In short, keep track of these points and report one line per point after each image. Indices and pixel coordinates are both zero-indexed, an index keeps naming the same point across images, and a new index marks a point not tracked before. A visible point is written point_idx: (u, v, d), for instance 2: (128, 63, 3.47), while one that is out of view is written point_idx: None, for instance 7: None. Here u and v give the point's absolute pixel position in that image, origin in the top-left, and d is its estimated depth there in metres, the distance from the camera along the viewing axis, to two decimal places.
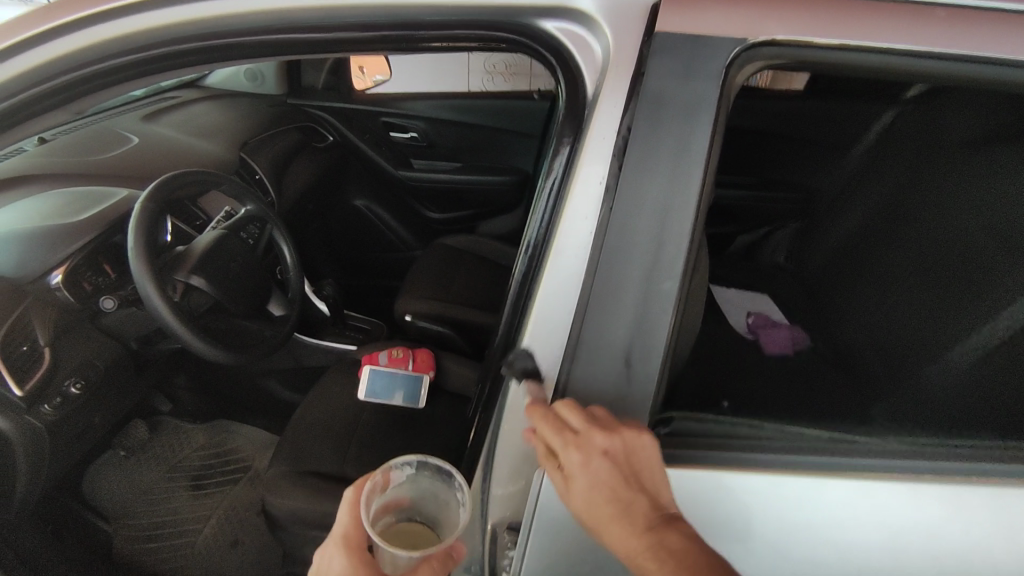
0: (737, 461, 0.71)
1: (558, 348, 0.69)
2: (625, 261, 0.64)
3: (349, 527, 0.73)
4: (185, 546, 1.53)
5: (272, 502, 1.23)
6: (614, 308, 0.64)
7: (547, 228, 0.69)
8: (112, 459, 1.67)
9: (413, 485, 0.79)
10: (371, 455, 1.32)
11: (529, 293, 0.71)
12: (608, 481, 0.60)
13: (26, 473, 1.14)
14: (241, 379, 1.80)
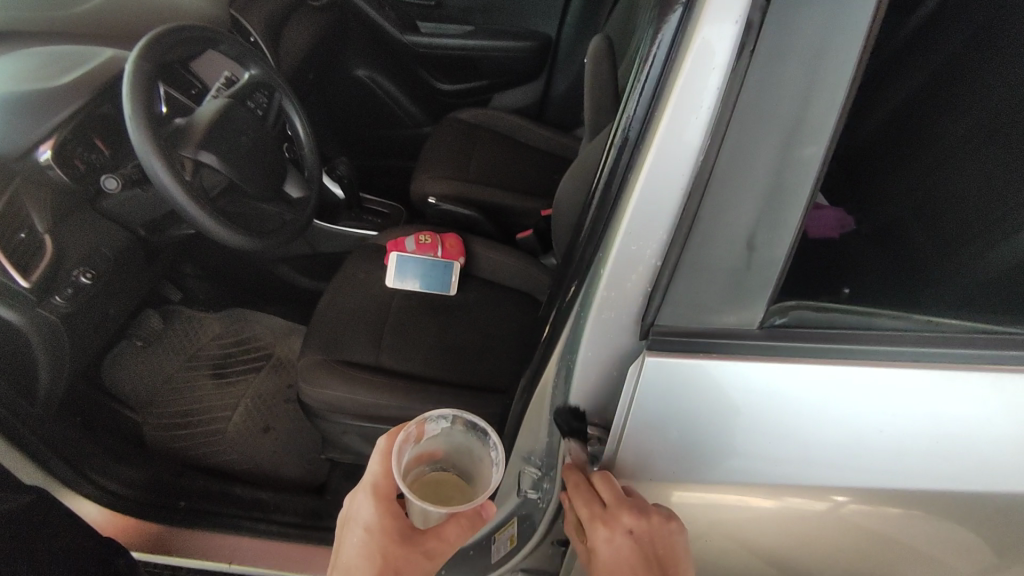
0: (848, 356, 0.64)
1: (658, 247, 0.58)
2: (756, 132, 0.52)
3: (379, 476, 0.74)
4: (216, 433, 1.52)
5: (308, 391, 1.19)
6: (737, 186, 0.54)
7: (651, 100, 0.54)
8: (128, 348, 1.59)
9: (446, 438, 0.79)
10: (407, 342, 1.28)
11: (623, 186, 0.58)
12: (628, 564, 0.63)
13: (48, 365, 1.07)
14: (253, 267, 1.71)
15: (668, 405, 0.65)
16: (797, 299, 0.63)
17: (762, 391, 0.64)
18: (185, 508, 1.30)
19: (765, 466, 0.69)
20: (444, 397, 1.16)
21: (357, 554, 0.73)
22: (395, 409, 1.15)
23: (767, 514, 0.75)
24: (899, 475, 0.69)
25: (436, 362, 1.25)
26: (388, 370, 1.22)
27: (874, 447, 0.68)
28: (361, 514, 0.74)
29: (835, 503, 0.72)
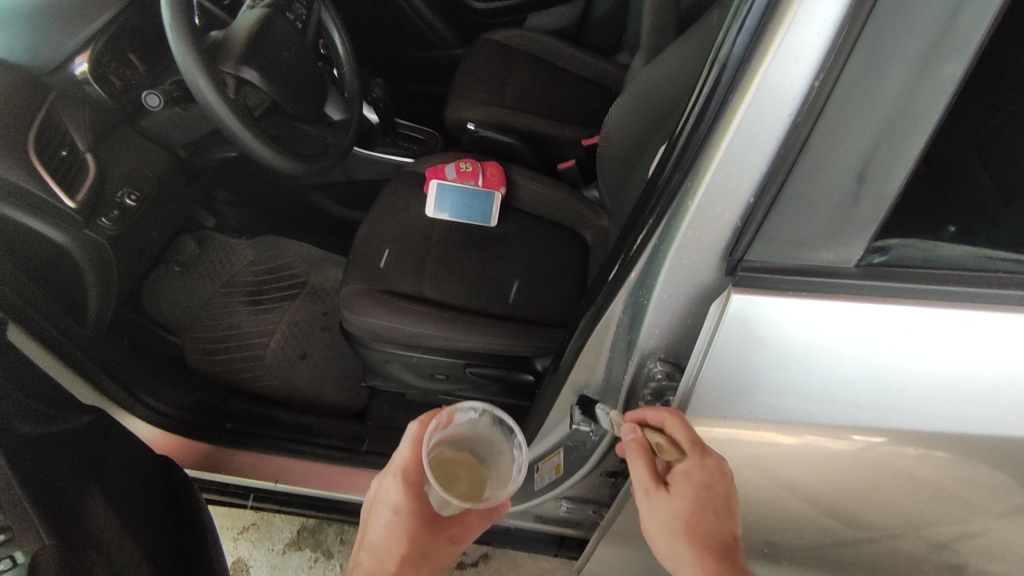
0: (913, 295, 0.60)
1: (749, 189, 0.55)
2: (883, 64, 0.47)
3: (410, 462, 0.78)
4: (255, 359, 1.53)
5: (353, 320, 1.18)
6: (851, 121, 0.50)
7: (770, 2, 0.46)
8: (166, 274, 1.60)
9: (470, 427, 0.83)
10: (449, 273, 1.26)
11: (713, 124, 0.53)
12: (711, 494, 0.69)
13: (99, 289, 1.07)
14: (286, 193, 1.67)
15: (741, 344, 0.63)
16: (905, 238, 0.59)
17: (839, 334, 0.62)
18: (231, 430, 1.33)
19: (824, 406, 0.68)
20: (488, 328, 1.15)
21: (386, 534, 0.77)
22: (440, 339, 1.15)
23: (795, 452, 0.75)
24: (930, 417, 0.68)
25: (479, 293, 1.24)
26: (430, 301, 1.21)
27: (902, 391, 0.66)
28: (391, 496, 0.78)
29: (862, 443, 0.72)
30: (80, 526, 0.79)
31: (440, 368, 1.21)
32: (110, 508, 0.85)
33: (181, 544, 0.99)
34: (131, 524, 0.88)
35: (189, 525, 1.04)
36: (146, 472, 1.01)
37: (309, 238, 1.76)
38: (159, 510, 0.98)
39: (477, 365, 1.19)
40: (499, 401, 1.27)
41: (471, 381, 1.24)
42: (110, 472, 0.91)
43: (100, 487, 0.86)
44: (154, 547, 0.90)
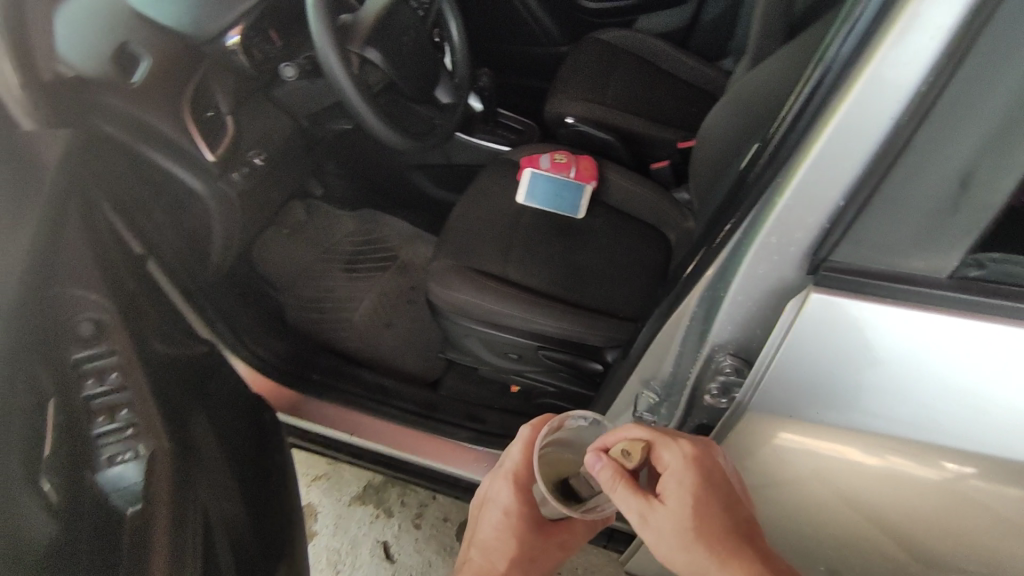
0: (1006, 315, 0.57)
1: (842, 191, 0.55)
2: (995, 71, 0.47)
3: (519, 465, 0.83)
4: (345, 321, 1.64)
5: (438, 293, 1.26)
6: (957, 128, 0.49)
7: (883, 6, 0.46)
8: (275, 235, 1.76)
9: (581, 432, 0.82)
10: (532, 257, 1.31)
11: (813, 124, 0.54)
12: (701, 477, 0.70)
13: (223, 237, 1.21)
14: (388, 170, 1.78)
15: (829, 351, 0.63)
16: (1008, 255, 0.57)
17: (946, 358, 0.60)
18: (316, 380, 1.44)
19: (918, 429, 0.66)
20: (563, 314, 1.19)
21: (495, 531, 0.84)
22: (515, 320, 1.20)
23: (863, 470, 0.74)
24: (1013, 448, 0.65)
25: (558, 280, 1.28)
26: (511, 283, 1.26)
27: (983, 416, 0.64)
28: (499, 496, 0.84)
29: (952, 472, 0.70)
30: (189, 438, 0.90)
31: (513, 348, 1.26)
32: (209, 432, 0.97)
33: (265, 475, 1.09)
34: (224, 449, 0.99)
35: (273, 460, 1.14)
36: (241, 406, 1.12)
37: (404, 215, 1.87)
38: (248, 441, 1.09)
39: (549, 349, 1.23)
40: (566, 388, 1.31)
41: (541, 365, 1.28)
42: (213, 401, 1.03)
43: (204, 412, 0.98)
44: (240, 473, 1.01)
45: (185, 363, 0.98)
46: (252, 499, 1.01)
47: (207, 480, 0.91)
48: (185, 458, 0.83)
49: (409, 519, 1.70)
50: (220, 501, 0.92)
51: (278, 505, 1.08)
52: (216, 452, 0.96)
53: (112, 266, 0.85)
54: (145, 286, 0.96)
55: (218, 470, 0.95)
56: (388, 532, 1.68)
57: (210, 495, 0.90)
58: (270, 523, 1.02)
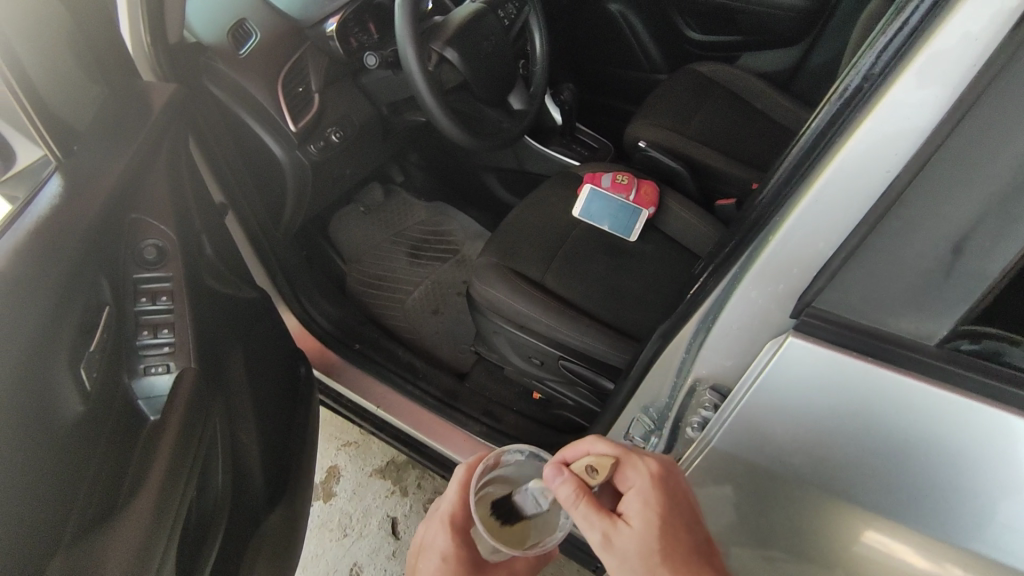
0: (1005, 403, 0.55)
1: (831, 242, 0.55)
2: (993, 150, 0.47)
3: (455, 508, 0.83)
4: (399, 301, 1.74)
5: (476, 286, 1.31)
6: (947, 200, 0.50)
7: (880, 70, 0.48)
8: (353, 211, 1.89)
9: (515, 469, 0.86)
10: (573, 271, 1.33)
11: (808, 172, 0.55)
12: (665, 502, 0.70)
13: (294, 202, 1.33)
14: (465, 168, 1.87)
15: (831, 414, 0.62)
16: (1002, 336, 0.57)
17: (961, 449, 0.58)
18: (356, 349, 1.53)
19: (941, 516, 0.62)
20: (589, 330, 1.20)
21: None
22: (542, 324, 1.23)
23: (846, 551, 0.70)
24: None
25: (594, 297, 1.29)
26: (548, 290, 1.28)
27: (986, 517, 0.60)
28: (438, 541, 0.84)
29: None
30: (219, 369, 1.00)
31: (538, 353, 1.28)
32: (241, 372, 1.07)
33: (283, 423, 1.19)
34: (252, 390, 1.09)
35: (293, 411, 1.24)
36: (277, 356, 1.23)
37: (473, 213, 1.95)
38: (276, 389, 1.19)
39: (571, 360, 1.24)
40: (583, 403, 1.31)
41: (562, 376, 1.29)
42: (251, 347, 1.13)
43: (241, 353, 1.08)
44: (260, 414, 1.11)
45: (233, 305, 1.09)
46: (263, 439, 1.11)
47: (227, 411, 1.01)
48: (209, 385, 0.93)
49: (420, 502, 1.75)
50: (234, 433, 1.02)
51: (286, 452, 1.18)
52: (241, 391, 1.06)
53: (185, 206, 0.97)
54: (213, 230, 1.08)
55: (239, 405, 1.05)
56: (399, 509, 1.74)
57: (226, 424, 1.00)
58: (272, 465, 1.12)
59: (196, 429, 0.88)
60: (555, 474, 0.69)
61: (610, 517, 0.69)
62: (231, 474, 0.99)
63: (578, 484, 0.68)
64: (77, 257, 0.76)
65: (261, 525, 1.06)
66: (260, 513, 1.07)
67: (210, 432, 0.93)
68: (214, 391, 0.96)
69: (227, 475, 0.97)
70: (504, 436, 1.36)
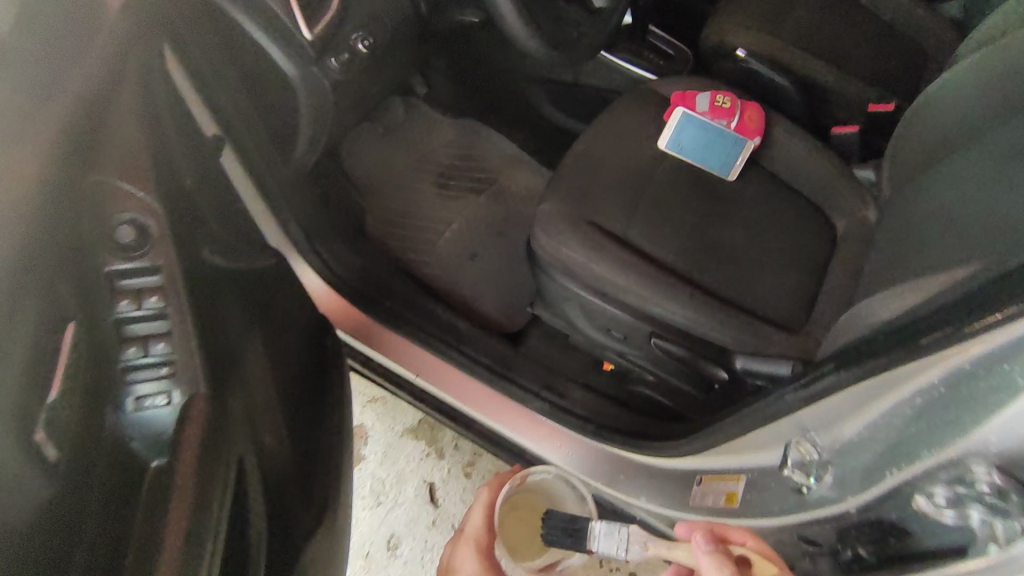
0: None
1: None
2: None
3: (481, 529, 1.03)
4: (429, 243, 1.48)
5: (544, 242, 1.04)
6: None
7: None
8: (368, 132, 1.58)
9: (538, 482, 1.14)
10: (663, 220, 1.08)
11: None
12: None
13: (309, 133, 1.03)
14: (506, 80, 1.55)
15: None
16: None
17: None
18: (388, 309, 1.30)
19: None
20: (692, 303, 0.97)
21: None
22: (629, 295, 0.99)
23: None
24: None
25: (689, 254, 1.05)
26: (636, 249, 1.03)
27: None
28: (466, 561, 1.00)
29: None
30: (232, 358, 0.77)
31: (618, 326, 1.05)
32: (260, 356, 0.84)
33: (313, 405, 0.98)
34: (274, 375, 0.87)
35: (324, 387, 1.02)
36: (297, 324, 0.99)
37: (512, 135, 1.65)
38: (298, 365, 0.97)
39: (662, 338, 1.02)
40: (667, 382, 1.11)
41: (647, 353, 1.07)
42: (267, 318, 0.89)
43: (257, 331, 0.85)
44: (286, 401, 0.89)
45: (243, 271, 0.84)
46: (296, 432, 0.89)
47: (246, 409, 0.78)
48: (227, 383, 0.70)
49: (459, 465, 1.60)
50: (258, 436, 0.80)
51: (319, 454, 0.93)
52: (260, 378, 0.84)
53: (172, 155, 0.68)
54: (206, 177, 0.79)
55: (260, 398, 0.83)
56: (436, 473, 1.60)
57: (249, 429, 0.78)
58: (311, 460, 0.91)
59: (230, 456, 0.64)
60: (702, 540, 0.73)
61: None
62: (266, 492, 0.79)
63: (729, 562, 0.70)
64: (20, 241, 0.49)
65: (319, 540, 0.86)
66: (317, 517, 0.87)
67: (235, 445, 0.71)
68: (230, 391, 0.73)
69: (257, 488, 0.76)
70: (572, 415, 1.16)
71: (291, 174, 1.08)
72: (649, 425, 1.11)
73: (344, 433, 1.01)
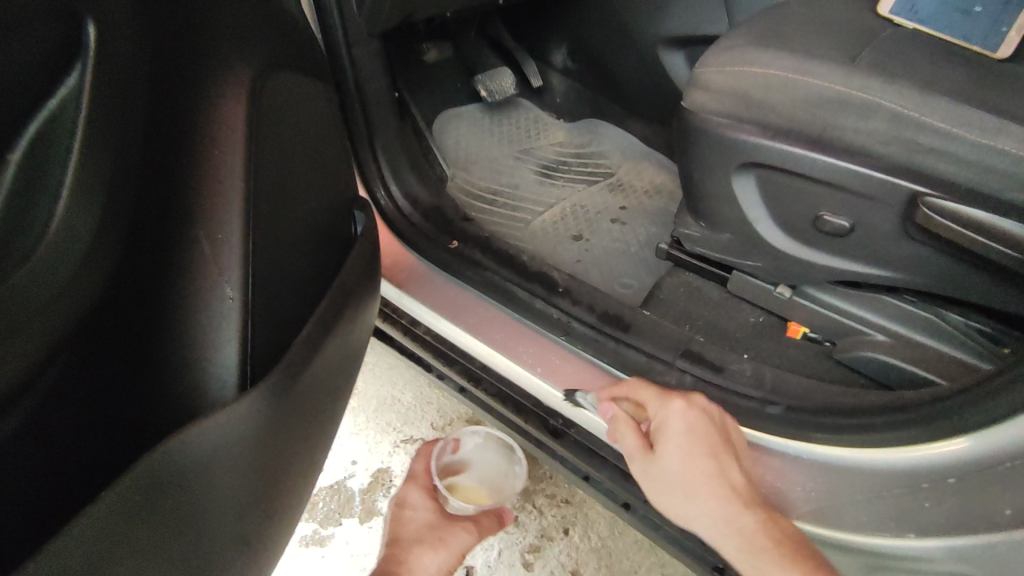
0: None
1: None
2: None
3: (421, 475, 0.85)
4: (520, 222, 1.18)
5: (703, 77, 0.65)
6: None
7: None
8: (473, 115, 1.37)
9: (478, 452, 0.91)
10: (909, 45, 0.61)
11: None
12: (710, 437, 0.59)
13: None
14: (617, 35, 1.21)
15: None
16: None
17: None
18: (453, 250, 0.91)
19: None
20: (996, 125, 0.52)
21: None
22: (862, 118, 0.56)
23: None
24: None
25: (989, 69, 0.59)
26: (870, 63, 0.58)
27: None
28: (416, 501, 0.82)
29: None
30: (106, 168, 0.44)
31: (831, 206, 0.62)
32: (235, 137, 0.50)
33: (308, 260, 0.60)
34: (239, 215, 0.50)
35: (332, 274, 0.63)
36: (316, 186, 0.64)
37: (635, 126, 1.34)
38: (282, 235, 0.57)
39: (938, 198, 0.55)
40: (911, 342, 0.65)
41: (885, 262, 0.62)
42: (270, 100, 0.55)
43: (249, 108, 0.52)
44: (221, 252, 0.49)
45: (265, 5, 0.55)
46: (215, 304, 0.49)
47: (62, 186, 0.41)
48: (70, 137, 0.42)
49: (515, 552, 0.97)
50: (65, 305, 0.43)
51: (280, 379, 0.51)
52: (160, 134, 0.48)
53: None
54: None
55: (149, 160, 0.47)
56: (478, 554, 0.97)
57: (31, 299, 0.40)
58: (169, 410, 0.48)
59: None
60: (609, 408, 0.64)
61: (644, 445, 0.62)
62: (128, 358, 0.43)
63: (626, 421, 0.63)
64: None
65: (149, 487, 0.42)
66: (49, 505, 0.42)
67: (49, 95, 0.40)
68: (101, 44, 0.43)
69: (74, 102, 0.42)
70: (725, 393, 0.67)
71: (333, 37, 0.84)
72: (905, 395, 0.58)
73: (320, 329, 0.57)
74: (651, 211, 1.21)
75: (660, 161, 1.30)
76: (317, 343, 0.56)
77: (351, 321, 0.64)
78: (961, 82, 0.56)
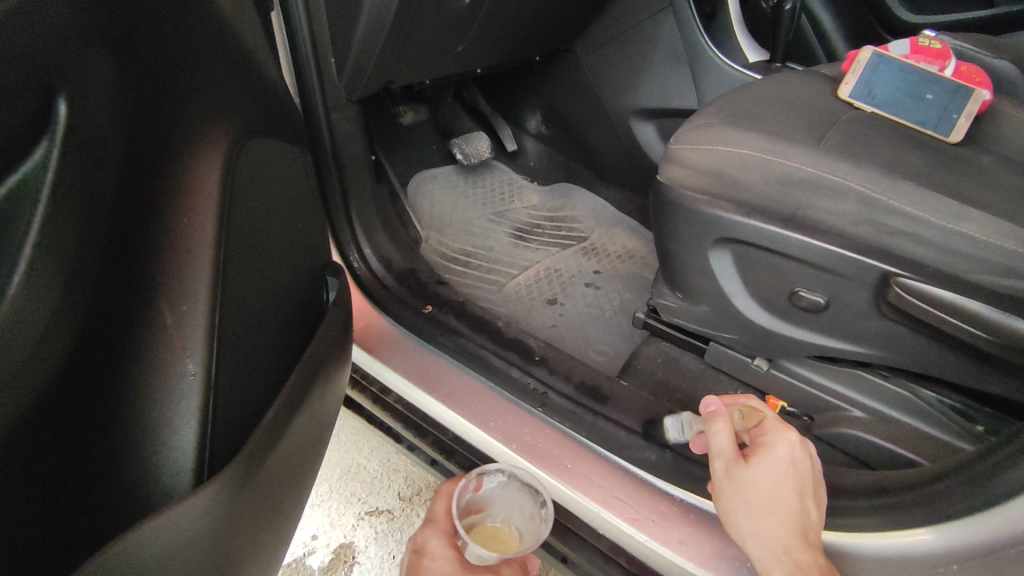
0: None
1: None
2: None
3: (444, 521, 0.68)
4: (493, 285, 1.17)
5: (679, 152, 0.67)
6: None
7: None
8: (447, 176, 1.38)
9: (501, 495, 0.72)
10: (872, 128, 0.64)
11: None
12: (806, 477, 0.54)
13: (374, 45, 0.81)
14: (591, 106, 1.25)
15: None
16: None
17: None
18: (426, 315, 0.89)
19: None
20: (960, 213, 0.54)
21: None
22: (831, 201, 0.58)
23: None
24: None
25: (948, 154, 0.62)
26: (839, 146, 0.60)
27: None
28: (436, 549, 0.65)
29: None
30: (70, 244, 0.40)
31: (804, 282, 0.62)
32: (206, 210, 0.49)
33: (275, 330, 0.58)
34: (207, 290, 0.49)
35: (295, 343, 0.61)
36: (288, 253, 0.62)
37: (606, 192, 1.36)
38: (252, 307, 0.55)
39: (911, 278, 0.56)
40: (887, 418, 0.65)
41: (860, 338, 0.63)
42: (245, 171, 0.54)
43: (222, 178, 0.51)
44: (186, 328, 0.48)
45: (249, 72, 0.53)
46: (176, 383, 0.47)
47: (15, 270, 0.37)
48: (32, 212, 0.37)
49: None
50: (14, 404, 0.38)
51: (245, 463, 0.48)
52: (130, 205, 0.45)
53: None
54: None
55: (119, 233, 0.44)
56: None
57: None
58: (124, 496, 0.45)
59: None
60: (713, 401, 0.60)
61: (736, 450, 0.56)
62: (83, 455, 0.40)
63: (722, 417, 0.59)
64: None
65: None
66: None
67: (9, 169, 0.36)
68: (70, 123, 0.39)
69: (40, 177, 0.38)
70: None
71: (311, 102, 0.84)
72: (885, 476, 0.57)
73: (287, 405, 0.55)
74: (624, 275, 1.22)
75: (632, 225, 1.32)
76: (284, 421, 0.54)
77: (321, 394, 0.61)
78: (923, 167, 0.58)
